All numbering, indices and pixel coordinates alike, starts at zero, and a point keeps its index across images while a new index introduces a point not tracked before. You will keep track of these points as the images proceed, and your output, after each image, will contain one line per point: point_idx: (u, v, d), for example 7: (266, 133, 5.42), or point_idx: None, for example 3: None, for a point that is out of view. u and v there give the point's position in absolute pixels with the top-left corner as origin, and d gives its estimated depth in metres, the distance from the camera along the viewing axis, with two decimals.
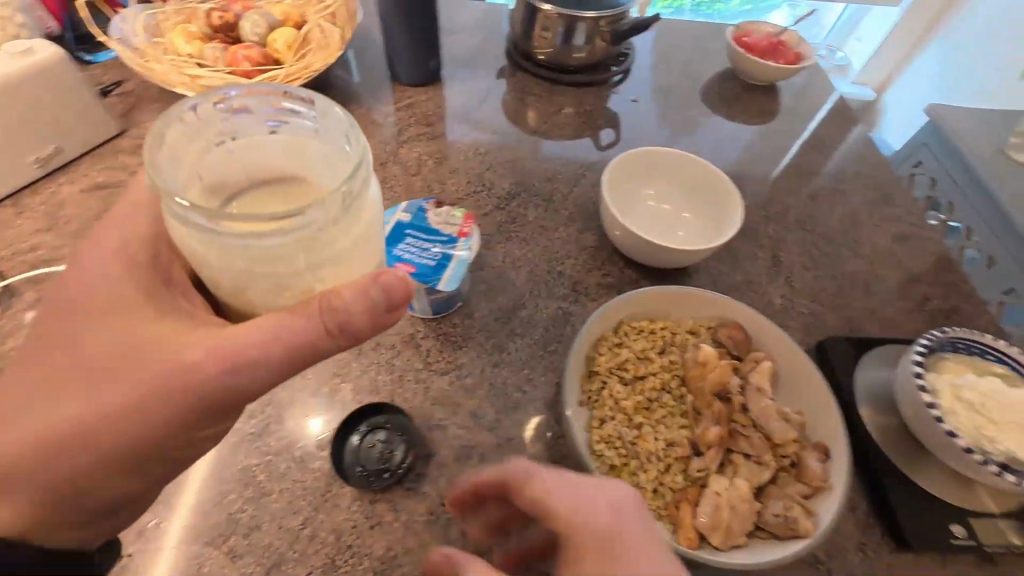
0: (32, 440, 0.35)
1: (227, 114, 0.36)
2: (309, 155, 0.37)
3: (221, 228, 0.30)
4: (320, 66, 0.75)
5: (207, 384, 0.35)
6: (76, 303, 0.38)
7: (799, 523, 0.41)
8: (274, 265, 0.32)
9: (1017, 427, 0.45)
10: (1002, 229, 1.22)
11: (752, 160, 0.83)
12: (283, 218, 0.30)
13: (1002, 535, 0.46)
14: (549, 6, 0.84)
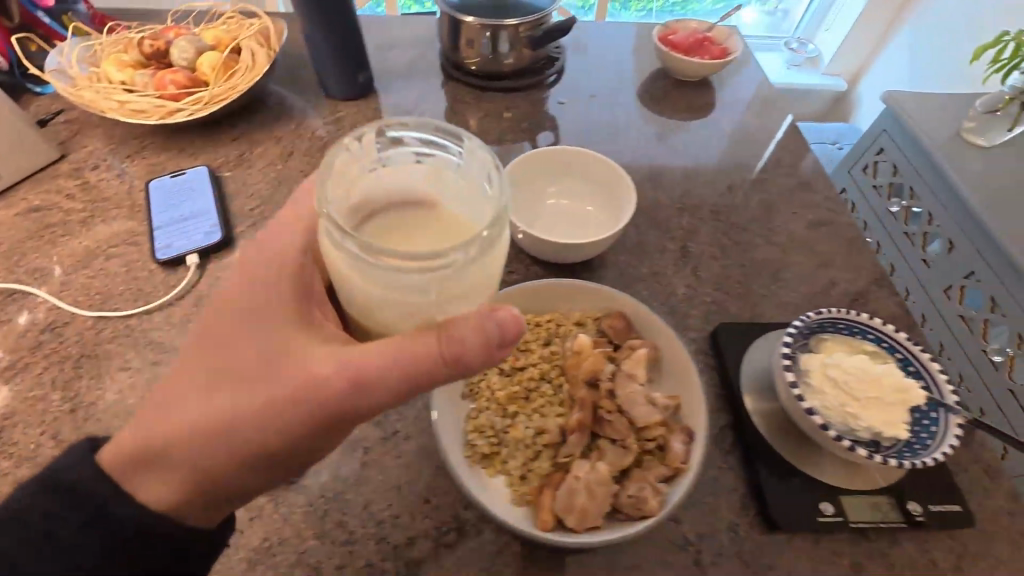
0: (183, 434, 0.38)
1: (393, 152, 0.41)
2: (454, 190, 0.41)
3: (372, 259, 0.33)
4: (245, 86, 0.79)
5: (342, 401, 0.38)
6: (231, 304, 0.41)
7: (648, 503, 0.42)
8: (412, 295, 0.35)
9: (876, 402, 0.46)
10: (960, 215, 1.22)
11: (674, 155, 0.85)
12: (435, 256, 0.32)
13: (872, 512, 0.47)
14: (471, 18, 0.87)
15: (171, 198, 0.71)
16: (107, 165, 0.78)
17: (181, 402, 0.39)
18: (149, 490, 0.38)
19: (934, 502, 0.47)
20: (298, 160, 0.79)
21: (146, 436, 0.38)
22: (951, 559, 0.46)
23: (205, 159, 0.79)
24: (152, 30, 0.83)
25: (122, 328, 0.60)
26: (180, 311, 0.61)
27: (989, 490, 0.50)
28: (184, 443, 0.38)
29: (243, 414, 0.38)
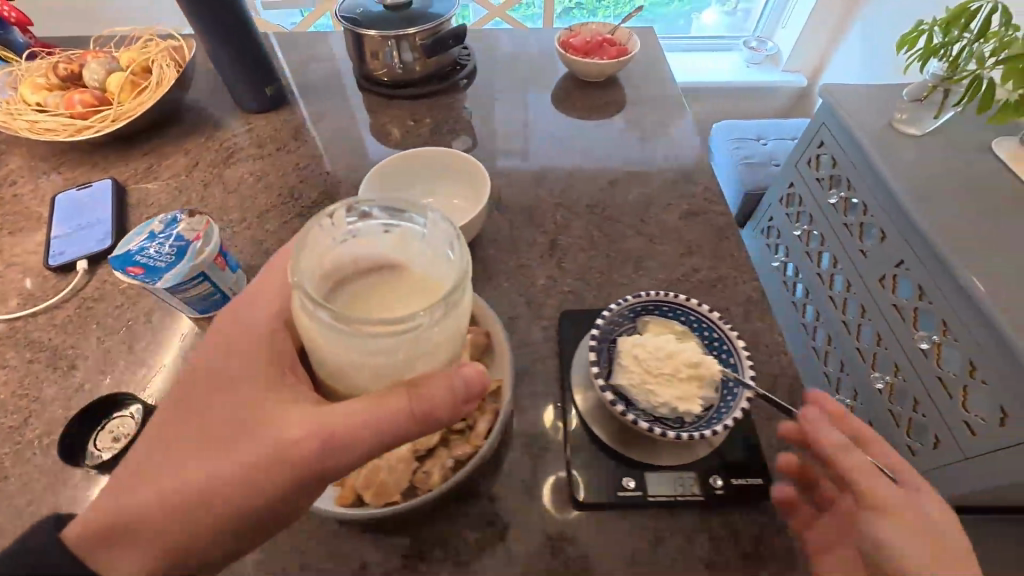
0: (168, 501, 0.39)
1: (365, 221, 0.40)
2: (425, 259, 0.41)
3: (342, 327, 0.33)
4: (148, 103, 0.84)
5: (321, 458, 0.39)
6: (212, 369, 0.43)
7: (437, 477, 0.47)
8: (381, 358, 0.36)
9: (668, 378, 0.48)
10: (888, 203, 1.15)
11: (565, 152, 0.87)
12: (396, 326, 0.33)
13: (670, 487, 0.49)
14: (374, 31, 0.89)
15: (73, 209, 0.77)
16: (24, 181, 0.84)
17: (169, 468, 0.39)
18: (125, 562, 0.38)
19: (736, 476, 0.49)
20: (201, 171, 0.84)
21: (129, 505, 0.38)
22: (748, 534, 0.48)
23: (115, 173, 0.84)
24: (71, 54, 0.90)
25: (11, 330, 0.65)
26: (66, 312, 0.66)
27: (807, 467, 0.51)
28: (172, 508, 0.39)
29: (230, 474, 0.39)
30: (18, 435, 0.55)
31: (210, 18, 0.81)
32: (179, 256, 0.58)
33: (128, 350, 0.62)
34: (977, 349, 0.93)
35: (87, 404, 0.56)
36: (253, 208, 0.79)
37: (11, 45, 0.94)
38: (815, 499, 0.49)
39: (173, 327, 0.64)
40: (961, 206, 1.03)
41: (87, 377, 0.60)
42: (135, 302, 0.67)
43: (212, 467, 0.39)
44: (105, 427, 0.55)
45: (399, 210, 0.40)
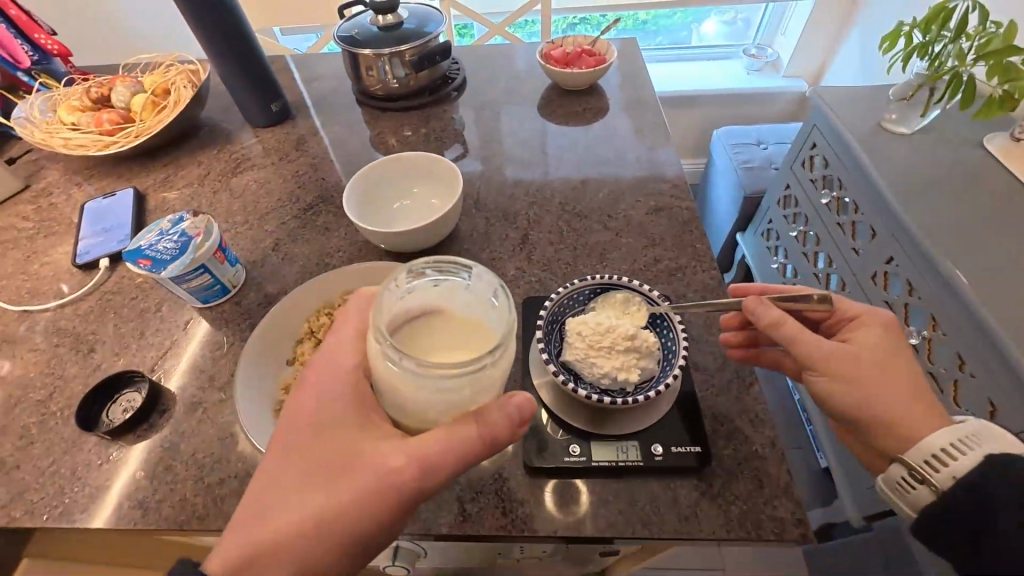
0: (281, 538, 0.42)
1: (419, 280, 0.44)
2: (477, 307, 0.45)
3: (425, 374, 0.37)
4: (164, 119, 0.94)
5: (413, 487, 0.42)
6: (304, 416, 0.47)
7: None
8: (450, 396, 0.40)
9: (608, 350, 0.53)
10: (875, 197, 1.08)
11: (542, 156, 0.94)
12: (462, 367, 0.37)
13: (612, 452, 0.53)
14: (368, 50, 0.96)
15: (100, 215, 0.86)
16: (58, 191, 0.94)
17: (279, 507, 0.43)
18: None
19: (676, 444, 0.53)
20: (212, 179, 0.94)
21: (247, 547, 0.42)
22: (686, 493, 0.51)
23: (137, 183, 0.94)
24: (101, 80, 1.01)
25: (42, 319, 0.74)
26: (89, 303, 0.75)
27: (748, 437, 0.54)
28: (288, 543, 0.42)
29: (335, 508, 0.43)
30: (43, 408, 0.63)
31: (221, 43, 0.90)
32: (182, 251, 0.66)
33: (140, 334, 0.70)
34: (966, 344, 0.87)
35: (101, 380, 0.63)
36: (255, 210, 0.87)
37: (52, 74, 1.06)
38: (753, 465, 0.52)
39: (180, 315, 0.72)
40: (947, 202, 0.98)
41: (103, 358, 0.68)
42: (149, 294, 0.75)
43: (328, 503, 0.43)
44: (117, 400, 0.63)
45: (447, 267, 0.44)
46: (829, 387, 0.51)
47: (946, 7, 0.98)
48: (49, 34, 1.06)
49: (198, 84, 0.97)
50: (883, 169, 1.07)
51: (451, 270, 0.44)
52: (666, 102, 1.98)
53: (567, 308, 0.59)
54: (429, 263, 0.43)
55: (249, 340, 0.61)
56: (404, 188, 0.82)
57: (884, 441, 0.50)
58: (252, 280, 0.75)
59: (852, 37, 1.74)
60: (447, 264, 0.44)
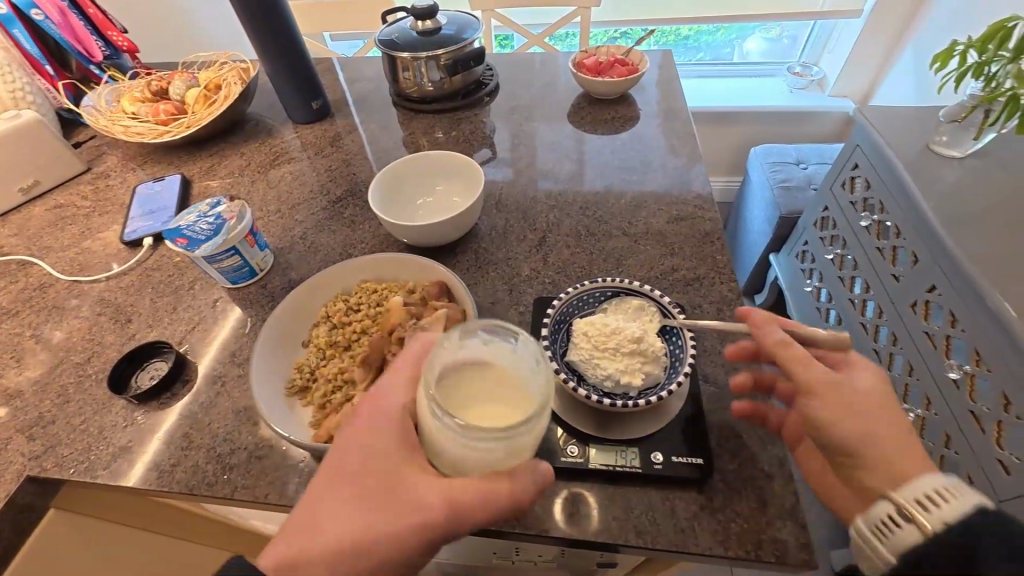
0: (315, 553, 0.41)
1: (472, 339, 0.45)
2: (520, 370, 0.45)
3: (468, 436, 0.38)
4: (214, 111, 1.01)
5: (447, 525, 0.42)
6: (356, 438, 0.46)
7: None
8: (490, 452, 0.40)
9: (613, 352, 0.52)
10: (921, 230, 1.01)
11: (566, 162, 0.95)
12: (504, 431, 0.38)
13: (610, 457, 0.52)
14: (405, 53, 0.99)
15: (148, 198, 0.92)
16: (115, 174, 1.02)
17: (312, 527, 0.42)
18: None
19: (678, 454, 0.52)
20: (252, 170, 0.99)
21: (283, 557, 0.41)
22: (689, 507, 0.50)
23: (184, 170, 1.01)
24: (162, 74, 1.09)
25: (87, 289, 0.79)
26: (130, 277, 0.80)
27: (754, 454, 0.53)
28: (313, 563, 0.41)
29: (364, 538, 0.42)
30: (81, 370, 0.68)
31: (270, 42, 0.95)
32: (216, 232, 0.69)
33: (172, 309, 0.74)
34: (1013, 381, 0.80)
35: (134, 348, 0.68)
36: (288, 200, 0.92)
37: (120, 68, 1.16)
38: (758, 484, 0.50)
39: (211, 293, 0.76)
40: (997, 233, 0.91)
41: (138, 329, 0.72)
42: (184, 272, 0.80)
43: (368, 527, 0.42)
44: (146, 367, 0.67)
45: (495, 330, 0.45)
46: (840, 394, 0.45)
47: (1006, 24, 0.91)
48: (122, 32, 1.16)
49: (246, 81, 1.03)
50: (930, 197, 1.01)
51: (495, 333, 0.45)
52: (703, 117, 1.95)
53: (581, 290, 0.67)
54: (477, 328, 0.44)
55: (267, 321, 0.62)
56: (429, 186, 0.84)
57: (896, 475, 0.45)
58: (279, 264, 0.79)
59: (906, 57, 1.68)
60: (491, 328, 0.45)
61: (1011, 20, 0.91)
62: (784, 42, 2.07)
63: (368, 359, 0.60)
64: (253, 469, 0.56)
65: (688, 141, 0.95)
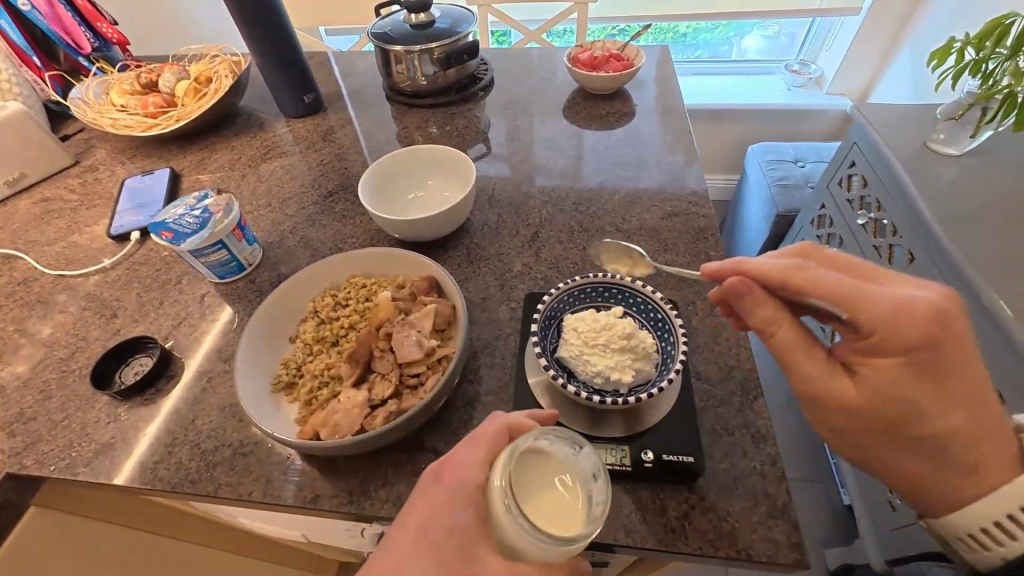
0: None
1: (543, 438, 0.45)
2: (585, 472, 0.45)
3: (542, 544, 0.39)
4: (204, 104, 0.99)
5: None
6: (442, 500, 0.43)
7: (379, 419, 0.53)
8: (550, 557, 0.41)
9: (603, 347, 0.51)
10: (918, 228, 1.00)
11: (560, 157, 0.94)
12: (574, 546, 0.39)
13: (598, 455, 0.51)
14: (398, 47, 0.98)
15: (137, 191, 0.91)
16: (103, 168, 1.00)
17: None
18: None
19: (669, 452, 0.51)
20: (242, 164, 0.98)
21: None
22: (679, 506, 0.49)
23: (174, 164, 0.99)
24: (152, 67, 1.08)
25: (73, 283, 0.78)
26: (117, 272, 0.79)
27: (747, 453, 0.52)
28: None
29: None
30: (64, 365, 0.67)
31: (260, 35, 0.93)
32: (202, 225, 0.69)
33: (159, 304, 0.73)
34: (1009, 380, 0.79)
35: (119, 343, 0.67)
36: (278, 194, 0.91)
37: (109, 60, 1.14)
38: (750, 483, 0.50)
39: (198, 288, 0.75)
40: (994, 232, 0.91)
41: (123, 324, 0.71)
42: (172, 267, 0.79)
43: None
44: (131, 363, 0.66)
45: (568, 436, 0.45)
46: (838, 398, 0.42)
47: (1005, 21, 0.91)
48: (111, 24, 1.15)
49: (237, 74, 1.01)
50: (927, 195, 1.01)
51: (566, 438, 0.45)
52: (701, 115, 1.94)
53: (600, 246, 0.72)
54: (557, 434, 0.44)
55: (254, 315, 0.61)
56: (420, 180, 0.83)
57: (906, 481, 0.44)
58: (268, 259, 0.78)
59: (903, 55, 1.67)
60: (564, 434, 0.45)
61: (1010, 16, 0.90)
62: (782, 39, 2.06)
63: (355, 355, 0.59)
64: (237, 466, 0.55)
65: (684, 137, 0.94)
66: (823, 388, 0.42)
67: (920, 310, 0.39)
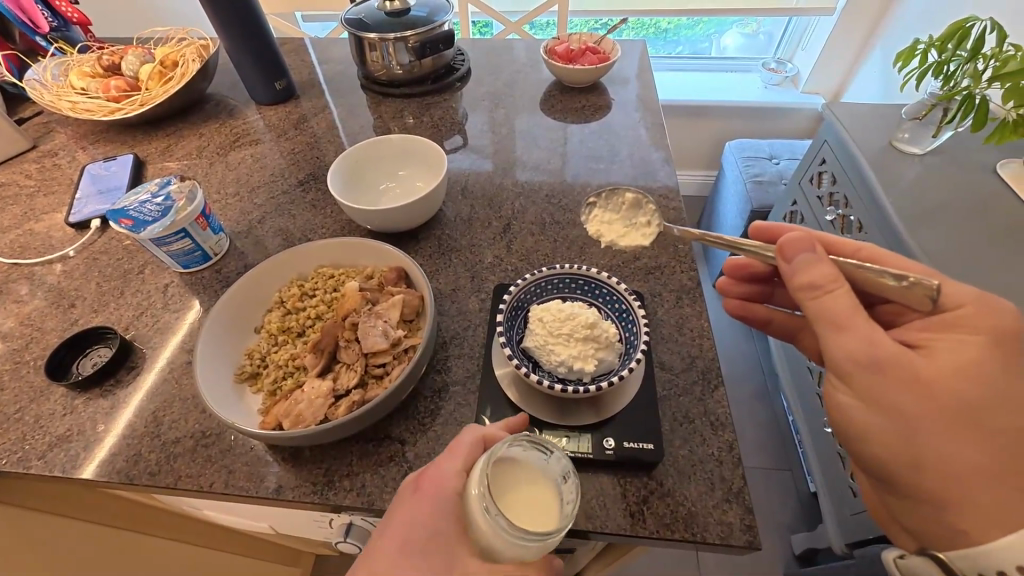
0: None
1: (515, 446, 0.45)
2: (557, 474, 0.46)
3: (516, 537, 0.39)
4: (169, 87, 0.97)
5: None
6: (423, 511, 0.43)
7: (343, 408, 0.53)
8: (528, 550, 0.40)
9: (566, 338, 0.52)
10: (884, 227, 1.03)
11: (535, 150, 0.94)
12: (545, 537, 0.38)
13: (562, 442, 0.52)
14: (372, 35, 0.96)
15: (99, 178, 0.88)
16: (63, 153, 0.97)
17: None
18: None
19: (630, 440, 0.52)
20: (210, 151, 0.95)
21: None
22: (640, 492, 0.50)
23: (139, 150, 0.96)
24: (114, 49, 1.04)
25: (28, 273, 0.76)
26: (76, 260, 0.77)
27: (705, 439, 0.53)
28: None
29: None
30: (18, 356, 0.65)
31: (228, 20, 0.91)
32: (164, 213, 0.67)
33: (119, 294, 0.71)
34: None
35: (79, 332, 0.65)
36: (247, 182, 0.89)
37: (69, 41, 1.10)
38: (707, 468, 0.51)
39: (163, 277, 0.74)
40: (955, 233, 0.94)
41: (81, 315, 0.69)
42: (134, 256, 0.77)
43: None
44: (89, 353, 0.64)
45: (539, 440, 0.45)
46: (912, 368, 0.42)
47: (965, 23, 0.94)
48: (71, 3, 1.10)
49: (205, 58, 0.99)
50: (891, 193, 1.04)
51: (537, 444, 0.45)
52: (679, 111, 1.96)
53: (587, 207, 0.75)
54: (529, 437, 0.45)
55: (215, 305, 0.59)
56: (393, 171, 0.83)
57: (951, 499, 0.41)
58: (235, 249, 0.77)
59: (875, 56, 1.71)
60: (535, 440, 0.45)
61: (970, 20, 0.93)
62: (761, 37, 2.08)
63: (321, 344, 0.59)
64: (198, 457, 0.54)
65: (656, 133, 0.95)
66: (872, 376, 0.42)
67: (1002, 308, 0.43)
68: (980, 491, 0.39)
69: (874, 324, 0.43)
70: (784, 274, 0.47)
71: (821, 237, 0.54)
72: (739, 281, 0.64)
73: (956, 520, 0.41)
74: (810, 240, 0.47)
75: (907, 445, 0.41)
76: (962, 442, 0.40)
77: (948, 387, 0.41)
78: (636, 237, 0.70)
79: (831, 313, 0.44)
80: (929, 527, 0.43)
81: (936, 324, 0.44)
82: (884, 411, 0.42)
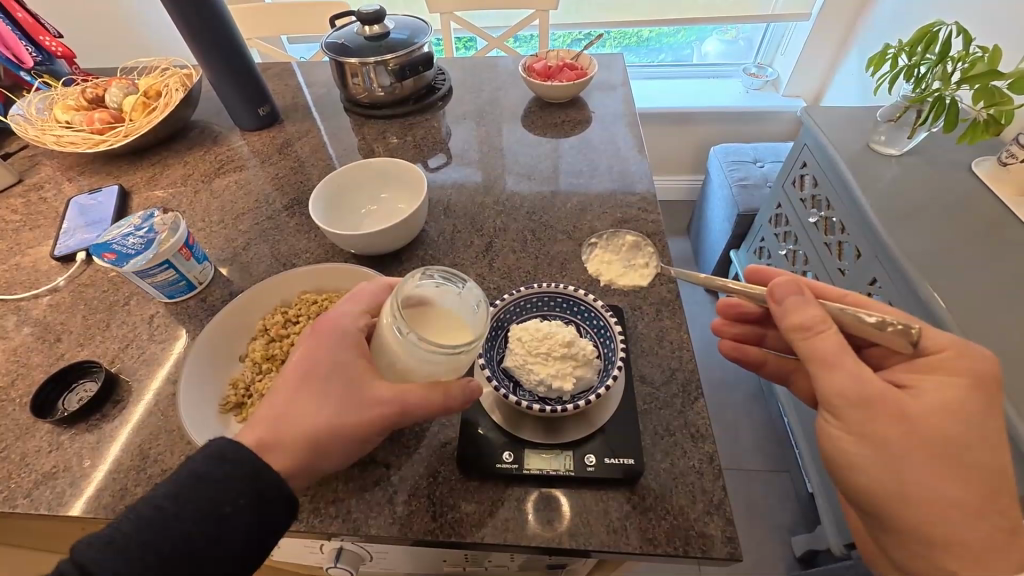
0: (297, 440, 0.44)
1: (428, 279, 0.52)
2: (468, 304, 0.52)
3: (421, 345, 0.45)
4: (152, 118, 0.98)
5: (392, 419, 0.46)
6: (320, 342, 0.49)
7: None
8: (434, 361, 0.47)
9: (543, 356, 0.53)
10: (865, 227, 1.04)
11: (515, 165, 0.95)
12: (449, 349, 0.45)
13: (548, 463, 0.53)
14: (353, 60, 0.98)
15: (85, 209, 0.89)
16: (49, 186, 0.97)
17: (277, 433, 0.45)
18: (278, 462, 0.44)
19: (614, 455, 0.53)
20: (195, 179, 0.96)
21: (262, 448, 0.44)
22: (624, 509, 0.51)
23: (123, 180, 0.97)
24: (98, 81, 1.05)
25: (15, 307, 0.76)
26: (63, 293, 0.77)
27: (686, 452, 0.54)
28: (285, 453, 0.44)
29: (332, 436, 0.45)
30: (4, 393, 0.65)
31: (209, 50, 0.92)
32: (147, 245, 0.68)
33: (105, 326, 0.72)
34: None
35: (63, 367, 0.65)
36: (232, 209, 0.90)
37: (54, 74, 1.12)
38: (688, 481, 0.52)
39: (148, 307, 0.74)
40: (937, 233, 0.95)
41: (66, 349, 0.70)
42: (120, 288, 0.77)
43: (330, 414, 0.45)
44: (74, 389, 0.64)
45: (452, 275, 0.53)
46: (898, 404, 0.43)
47: (932, 28, 0.96)
48: (56, 37, 1.11)
49: (189, 87, 1.00)
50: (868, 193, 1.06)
51: (450, 279, 0.52)
52: (663, 118, 1.99)
53: (589, 247, 0.76)
54: (442, 271, 0.52)
55: (198, 336, 0.60)
56: (375, 194, 0.84)
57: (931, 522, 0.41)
58: (220, 277, 0.77)
59: (852, 59, 1.74)
60: (450, 275, 0.52)
61: (937, 25, 0.95)
62: (741, 42, 2.11)
63: None
64: None
65: (635, 146, 0.97)
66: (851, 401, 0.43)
67: (979, 351, 0.45)
68: (958, 512, 0.40)
69: (861, 362, 0.44)
70: (775, 315, 0.48)
71: (810, 283, 0.55)
72: (732, 321, 0.65)
73: (940, 555, 0.41)
74: (798, 285, 0.48)
75: (893, 479, 0.42)
76: (939, 466, 0.41)
77: (926, 413, 0.42)
78: (633, 277, 0.72)
79: (821, 353, 0.45)
80: (914, 561, 0.43)
81: (917, 366, 0.45)
82: (869, 442, 0.43)
